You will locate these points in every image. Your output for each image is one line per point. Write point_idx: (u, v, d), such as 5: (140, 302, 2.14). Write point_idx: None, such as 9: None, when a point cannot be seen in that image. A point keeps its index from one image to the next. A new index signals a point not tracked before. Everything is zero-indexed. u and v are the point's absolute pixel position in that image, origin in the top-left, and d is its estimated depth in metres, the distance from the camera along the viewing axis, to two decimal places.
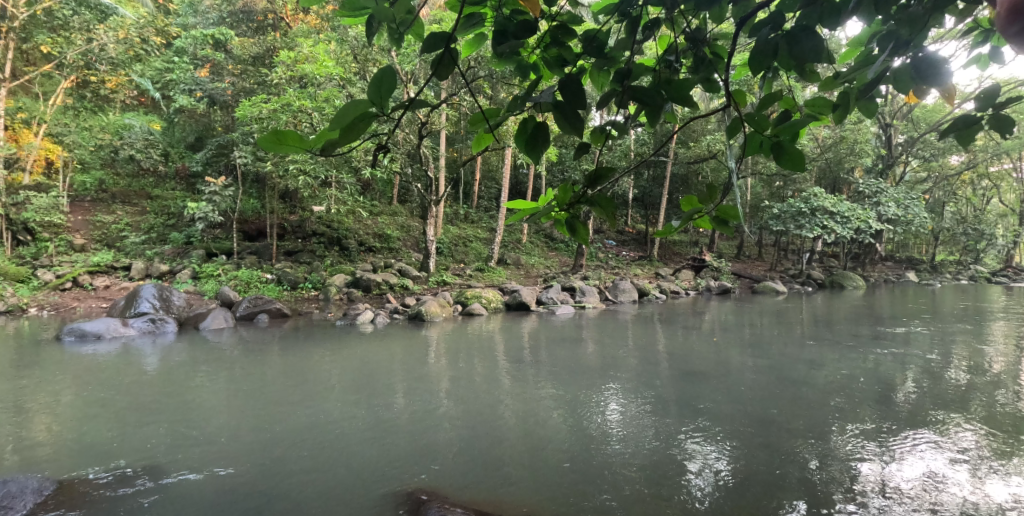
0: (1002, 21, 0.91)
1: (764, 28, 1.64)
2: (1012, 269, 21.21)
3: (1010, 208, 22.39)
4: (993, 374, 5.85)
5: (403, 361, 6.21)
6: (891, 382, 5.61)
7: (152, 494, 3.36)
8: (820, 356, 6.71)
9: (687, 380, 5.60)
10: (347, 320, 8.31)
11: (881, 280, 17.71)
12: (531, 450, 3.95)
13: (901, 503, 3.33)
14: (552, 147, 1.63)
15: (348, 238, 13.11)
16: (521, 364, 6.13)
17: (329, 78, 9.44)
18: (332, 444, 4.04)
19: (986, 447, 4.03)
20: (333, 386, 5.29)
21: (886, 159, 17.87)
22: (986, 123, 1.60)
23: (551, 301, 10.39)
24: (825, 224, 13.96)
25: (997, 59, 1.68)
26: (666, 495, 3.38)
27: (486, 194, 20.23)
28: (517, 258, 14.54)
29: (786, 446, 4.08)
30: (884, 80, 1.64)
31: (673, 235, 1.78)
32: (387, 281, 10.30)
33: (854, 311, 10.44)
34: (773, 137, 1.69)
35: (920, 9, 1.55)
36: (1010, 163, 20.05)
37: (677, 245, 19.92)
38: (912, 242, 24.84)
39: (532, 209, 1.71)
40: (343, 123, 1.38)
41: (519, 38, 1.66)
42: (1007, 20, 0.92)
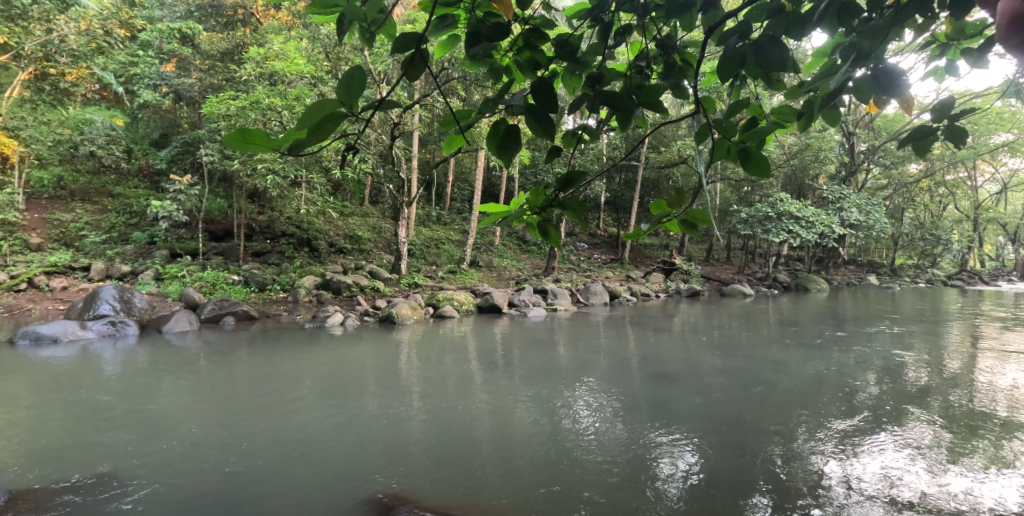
0: (1003, 31, 1.08)
1: (731, 37, 1.68)
2: (967, 273, 22.03)
3: (965, 214, 23.26)
4: (949, 374, 6.06)
5: (375, 365, 6.11)
6: (851, 381, 5.79)
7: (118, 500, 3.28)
8: (785, 357, 6.87)
9: (657, 381, 5.67)
10: (316, 323, 8.18)
11: (843, 283, 18.20)
12: (503, 452, 3.96)
13: (862, 498, 3.43)
14: (523, 150, 1.64)
15: (318, 239, 12.93)
16: (494, 366, 6.14)
17: (300, 76, 9.28)
18: (303, 450, 3.96)
19: (941, 442, 4.18)
20: (304, 391, 5.18)
21: (849, 166, 18.43)
22: (942, 134, 1.65)
23: (523, 303, 10.41)
24: (790, 228, 14.31)
25: (953, 73, 1.75)
26: (637, 494, 3.42)
27: (459, 195, 20.17)
28: (489, 260, 14.54)
29: (753, 444, 4.15)
30: (847, 89, 1.69)
31: (642, 237, 1.81)
32: (358, 283, 10.19)
33: (818, 314, 10.71)
34: (740, 143, 1.73)
35: (880, 22, 1.61)
36: (965, 171, 20.83)
37: (648, 248, 20.18)
38: (873, 247, 25.61)
39: (504, 213, 1.72)
40: (311, 123, 1.38)
41: (492, 41, 1.66)
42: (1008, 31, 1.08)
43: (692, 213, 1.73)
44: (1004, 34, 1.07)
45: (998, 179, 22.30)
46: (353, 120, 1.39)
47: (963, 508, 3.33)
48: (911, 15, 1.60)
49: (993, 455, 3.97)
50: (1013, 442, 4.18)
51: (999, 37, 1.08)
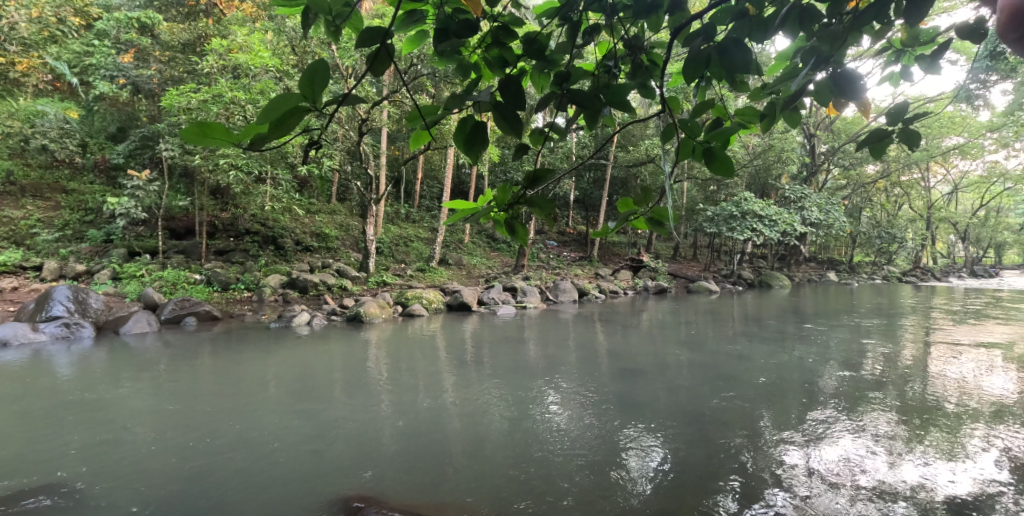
0: (1003, 29, 1.18)
1: (696, 39, 1.71)
2: (920, 269, 22.92)
3: (919, 213, 24.18)
4: (905, 366, 6.30)
5: (343, 364, 6.03)
6: (813, 374, 5.97)
7: (91, 499, 3.26)
8: (749, 351, 7.03)
9: (625, 377, 5.75)
10: (282, 322, 8.02)
11: (804, 280, 18.72)
12: (473, 450, 3.97)
13: (823, 485, 3.55)
14: (490, 147, 1.64)
15: (283, 237, 12.67)
16: (463, 364, 6.12)
17: (264, 70, 9.05)
18: (270, 451, 3.90)
19: (896, 432, 4.34)
20: (270, 392, 5.09)
21: (810, 167, 18.97)
22: (898, 137, 1.71)
23: (492, 301, 10.41)
24: (755, 226, 14.64)
25: (908, 78, 1.83)
26: (607, 489, 3.47)
27: (429, 193, 20.04)
28: (459, 258, 14.48)
29: (719, 438, 4.23)
30: (808, 92, 1.73)
31: (609, 236, 1.84)
32: (325, 282, 10.04)
33: (781, 309, 11.01)
34: (705, 143, 1.77)
35: (840, 28, 1.66)
36: (919, 172, 21.64)
37: (617, 246, 20.39)
38: (833, 245, 26.40)
39: (471, 209, 1.71)
40: (273, 118, 1.37)
41: (460, 37, 1.65)
42: (1008, 27, 1.18)
43: (657, 211, 1.76)
44: (1003, 32, 1.17)
45: (949, 180, 23.26)
46: (316, 115, 1.39)
47: (920, 494, 3.46)
48: (869, 23, 1.66)
49: (944, 442, 4.15)
50: (961, 430, 4.38)
51: (1000, 34, 1.18)
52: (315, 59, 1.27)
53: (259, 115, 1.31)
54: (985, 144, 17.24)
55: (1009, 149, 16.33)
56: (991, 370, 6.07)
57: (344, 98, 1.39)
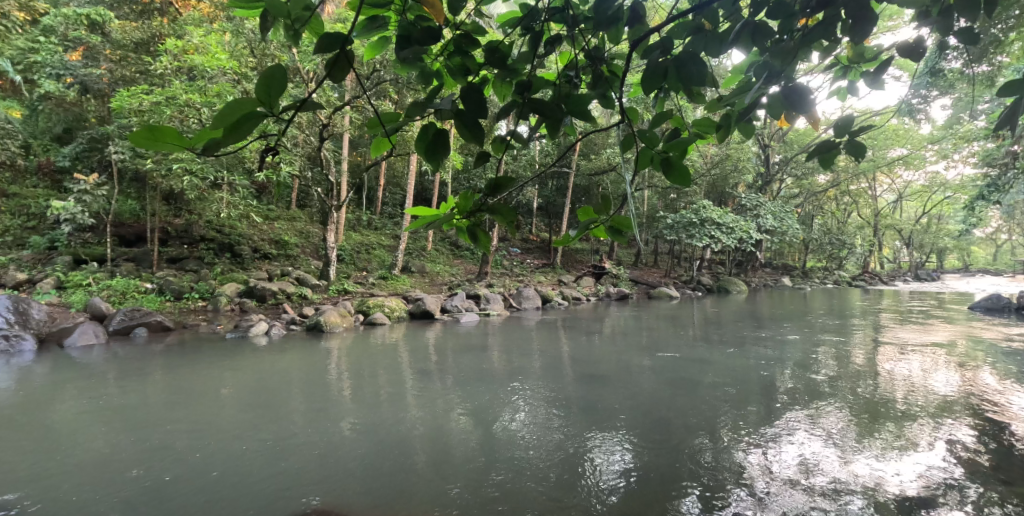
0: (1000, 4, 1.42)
1: (654, 52, 1.77)
2: (868, 274, 23.85)
3: (867, 220, 25.20)
4: (855, 366, 6.54)
5: (302, 373, 5.93)
6: (770, 376, 6.14)
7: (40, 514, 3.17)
8: (708, 355, 7.19)
9: (589, 383, 5.80)
10: (238, 333, 7.80)
11: (760, 285, 19.25)
12: (438, 457, 3.97)
13: (780, 484, 3.64)
14: (452, 154, 1.64)
15: (240, 245, 12.32)
16: (426, 373, 6.05)
17: (222, 72, 8.79)
18: (230, 462, 3.82)
19: (848, 429, 4.51)
20: (226, 403, 4.98)
21: (764, 176, 19.61)
22: (844, 148, 1.79)
23: (456, 309, 10.36)
24: (713, 233, 15.01)
25: (853, 92, 1.92)
26: (572, 494, 3.50)
27: (392, 200, 19.84)
28: (422, 265, 14.35)
29: (681, 441, 4.30)
30: (761, 105, 1.80)
31: (571, 244, 1.87)
32: (284, 291, 9.81)
33: (738, 313, 11.31)
34: (664, 152, 1.81)
35: (790, 44, 1.74)
36: (866, 182, 22.61)
37: (579, 252, 20.58)
38: (787, 251, 27.24)
39: (433, 217, 1.72)
40: (228, 123, 1.40)
41: (422, 44, 1.65)
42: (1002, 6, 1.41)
43: (617, 220, 1.80)
44: None
45: (894, 189, 24.37)
46: (273, 120, 1.42)
47: (872, 488, 3.60)
48: (818, 40, 1.74)
49: (893, 438, 4.33)
50: (908, 425, 4.58)
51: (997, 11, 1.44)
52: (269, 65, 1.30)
53: (213, 119, 1.34)
54: (926, 155, 18.16)
55: (948, 161, 17.25)
56: (935, 369, 6.35)
57: (301, 103, 1.41)
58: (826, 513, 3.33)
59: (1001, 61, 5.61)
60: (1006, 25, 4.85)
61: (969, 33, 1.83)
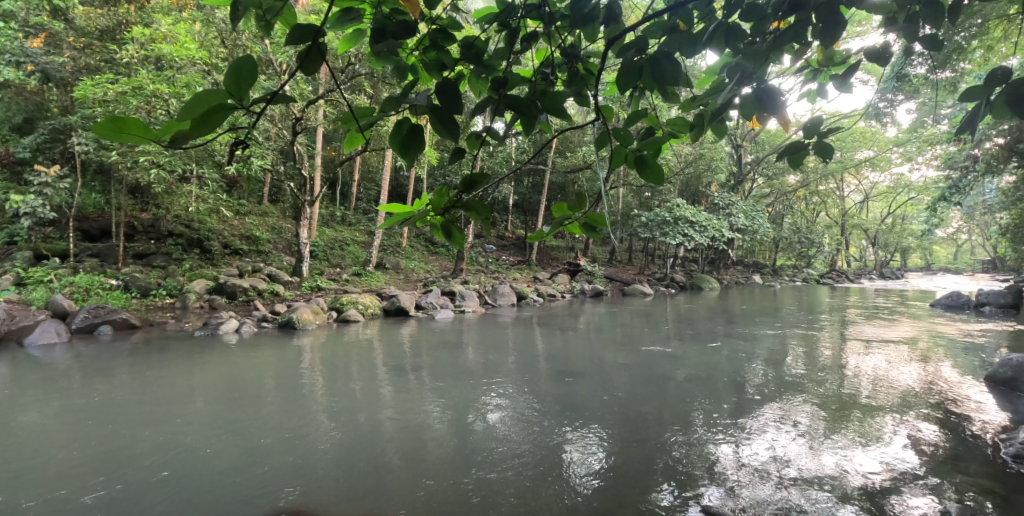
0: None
1: (629, 51, 1.78)
2: (835, 272, 24.49)
3: (835, 220, 25.86)
4: (821, 361, 6.72)
5: (273, 372, 5.82)
6: (740, 371, 6.26)
7: None
8: (681, 351, 7.29)
9: (564, 379, 5.85)
10: (207, 330, 7.64)
11: (731, 283, 19.59)
12: (412, 454, 3.96)
13: (752, 477, 3.72)
14: (426, 150, 1.63)
15: (210, 240, 12.05)
16: (401, 370, 6.02)
17: (191, 62, 8.55)
18: (200, 462, 3.78)
19: (816, 423, 4.61)
20: (193, 403, 4.86)
21: (736, 175, 19.94)
22: (813, 149, 1.82)
23: (431, 305, 10.31)
24: (687, 231, 15.21)
25: (823, 95, 1.97)
26: (547, 488, 3.54)
27: (366, 196, 19.63)
28: (397, 262, 14.23)
29: (655, 435, 4.36)
30: (733, 105, 1.82)
31: (545, 240, 1.87)
32: (255, 287, 9.63)
33: (710, 310, 11.50)
34: (638, 150, 1.83)
35: (761, 46, 1.77)
36: (834, 182, 23.18)
37: (555, 249, 20.66)
38: (757, 249, 27.78)
39: (406, 213, 1.70)
40: (195, 115, 1.38)
41: (398, 38, 1.64)
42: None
43: (592, 217, 1.82)
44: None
45: (861, 190, 25.05)
46: (243, 113, 1.41)
47: (839, 480, 3.69)
48: (789, 43, 1.78)
49: (859, 432, 4.44)
50: (873, 419, 4.70)
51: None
52: (239, 55, 1.29)
53: (180, 111, 1.32)
54: (891, 157, 18.70)
55: (913, 163, 17.79)
56: (898, 364, 6.56)
57: (272, 96, 1.40)
58: (793, 504, 3.41)
59: (964, 67, 5.79)
60: (969, 32, 5.02)
61: (933, 39, 1.87)
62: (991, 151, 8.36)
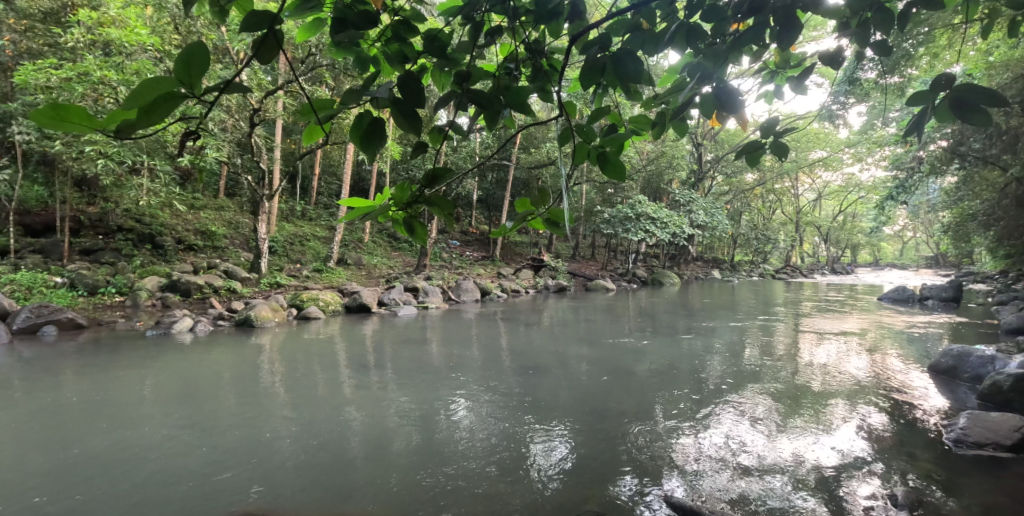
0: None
1: (593, 48, 1.79)
2: (790, 268, 25.30)
3: (791, 217, 26.72)
4: (776, 352, 6.94)
5: (232, 372, 5.66)
6: (699, 363, 6.40)
7: None
8: (642, 344, 7.42)
9: (528, 374, 5.88)
10: (159, 329, 7.38)
11: (691, 278, 19.99)
12: (376, 451, 3.94)
13: (712, 466, 3.82)
14: (387, 144, 1.62)
15: (162, 235, 11.62)
16: (364, 367, 5.94)
17: (142, 48, 8.20)
18: (158, 464, 3.69)
19: (772, 412, 4.75)
20: (149, 405, 4.69)
21: (697, 173, 20.37)
22: (770, 147, 1.89)
23: (394, 302, 10.20)
24: (649, 228, 15.47)
25: (779, 96, 2.05)
26: (513, 482, 3.57)
27: (327, 191, 19.27)
28: (359, 258, 14.01)
29: (618, 427, 4.44)
30: (693, 104, 1.87)
31: (508, 236, 1.88)
32: (211, 284, 9.35)
33: (671, 305, 11.73)
34: (600, 147, 1.85)
35: (722, 47, 1.82)
36: (789, 181, 23.92)
37: (519, 246, 20.71)
38: (717, 246, 28.44)
39: (367, 208, 1.68)
40: (143, 103, 1.34)
41: (359, 28, 1.62)
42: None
43: (553, 212, 1.85)
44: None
45: (815, 188, 25.93)
46: (195, 103, 1.37)
47: (793, 467, 3.82)
48: (748, 44, 1.83)
49: (811, 420, 4.60)
50: (825, 408, 4.88)
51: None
52: (190, 42, 1.25)
53: (126, 98, 1.28)
54: (843, 158, 19.43)
55: (862, 164, 18.51)
56: (847, 354, 6.82)
57: (225, 85, 1.37)
58: (750, 491, 3.52)
59: (911, 73, 6.04)
60: (917, 39, 5.26)
61: (884, 45, 1.95)
62: (935, 153, 8.78)
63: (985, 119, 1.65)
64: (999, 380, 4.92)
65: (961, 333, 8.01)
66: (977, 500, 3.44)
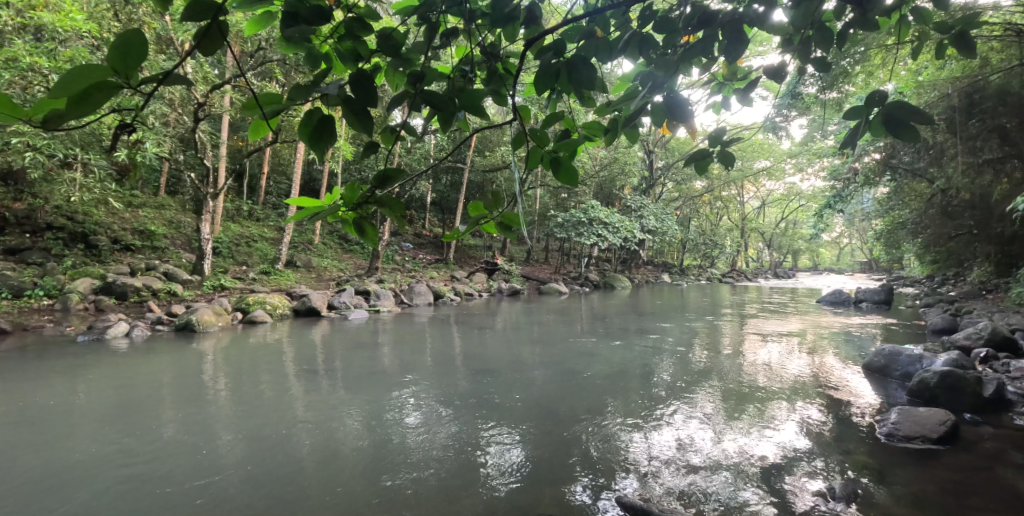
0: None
1: (547, 53, 1.81)
2: (735, 272, 26.21)
3: (737, 223, 27.69)
4: (720, 354, 7.16)
5: (171, 379, 5.42)
6: (648, 366, 6.54)
7: None
8: (593, 347, 7.53)
9: (481, 377, 5.87)
10: (92, 335, 7.00)
11: (641, 282, 20.41)
12: (327, 458, 3.86)
13: (664, 465, 3.91)
14: (338, 142, 1.59)
15: (96, 234, 11.01)
16: (313, 373, 5.80)
17: (77, 34, 7.75)
18: (89, 479, 3.49)
19: (718, 412, 4.90)
20: (79, 416, 4.43)
21: (648, 180, 20.83)
22: (717, 157, 1.95)
23: (344, 305, 10.01)
24: (602, 232, 15.74)
25: (726, 107, 2.13)
26: (468, 486, 3.56)
27: (276, 190, 18.69)
28: (308, 259, 13.67)
29: (571, 429, 4.49)
30: (645, 112, 1.90)
31: (461, 239, 1.87)
32: (149, 287, 8.93)
33: (622, 308, 11.95)
34: (553, 152, 1.87)
35: (673, 58, 1.86)
36: (735, 188, 24.79)
37: (473, 249, 20.67)
38: (666, 251, 29.15)
39: (316, 208, 1.65)
40: (73, 92, 1.29)
41: (310, 23, 1.58)
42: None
43: (506, 216, 1.85)
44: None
45: (759, 196, 26.96)
46: (130, 93, 1.32)
47: (740, 464, 3.95)
48: (697, 56, 1.88)
49: (755, 418, 4.77)
50: (768, 407, 5.05)
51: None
52: (124, 29, 1.21)
53: (54, 85, 1.23)
54: (785, 168, 20.32)
55: (803, 174, 19.36)
56: (788, 355, 7.10)
57: (164, 76, 1.33)
58: (699, 489, 3.62)
59: (848, 90, 6.34)
60: (853, 59, 5.55)
61: (823, 62, 2.04)
62: (869, 165, 9.27)
63: (914, 135, 1.74)
64: (926, 377, 5.21)
65: (890, 335, 8.49)
66: (907, 490, 3.63)
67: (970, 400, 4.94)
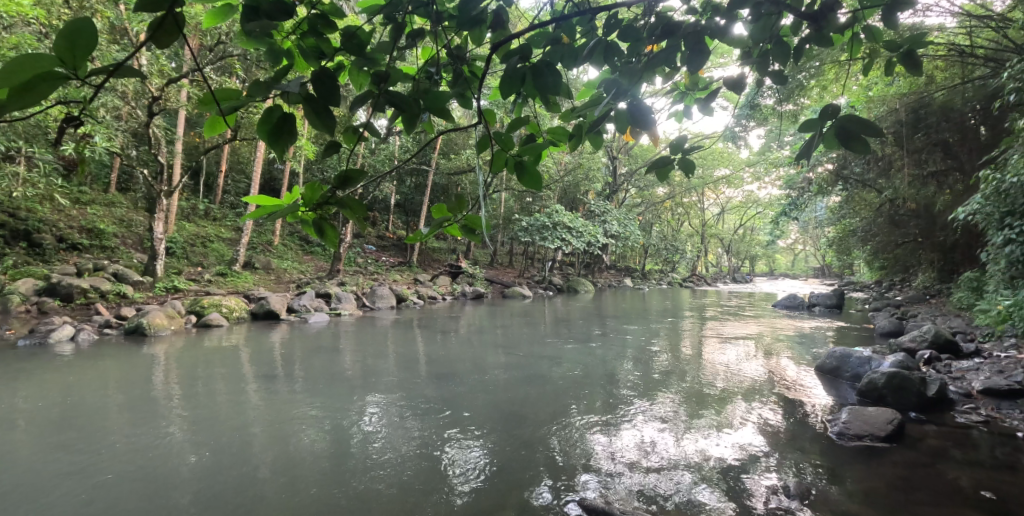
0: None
1: (513, 57, 1.80)
2: (694, 277, 26.78)
3: (697, 230, 28.32)
4: (680, 358, 7.30)
5: (120, 385, 5.20)
6: (610, 369, 6.62)
7: None
8: (556, 351, 7.58)
9: (443, 381, 5.84)
10: (33, 339, 6.67)
11: (604, 287, 20.64)
12: (285, 465, 3.77)
13: (625, 467, 3.96)
14: (299, 140, 1.55)
15: (40, 232, 10.48)
16: (271, 378, 5.66)
17: (23, 20, 7.36)
18: (28, 492, 3.32)
19: (678, 414, 4.99)
20: (18, 424, 4.21)
21: (612, 186, 21.11)
22: (678, 164, 1.98)
23: (304, 309, 9.82)
24: (566, 237, 15.87)
25: (687, 116, 2.17)
26: (429, 491, 3.53)
27: (233, 188, 18.14)
28: (267, 261, 13.34)
29: (533, 433, 4.50)
30: (608, 119, 1.92)
31: (422, 241, 1.85)
32: (97, 288, 8.56)
33: (584, 312, 12.07)
34: (517, 155, 1.87)
35: (636, 66, 1.89)
36: (696, 196, 25.34)
37: (437, 251, 20.54)
38: (628, 256, 29.59)
39: (275, 207, 1.61)
40: (15, 82, 1.23)
41: (272, 18, 1.54)
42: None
43: (470, 219, 1.84)
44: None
45: (719, 203, 27.64)
46: (78, 85, 1.27)
47: (699, 465, 4.03)
48: (660, 65, 1.90)
49: (713, 420, 4.87)
50: (726, 409, 5.16)
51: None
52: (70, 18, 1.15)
53: None
54: (743, 177, 20.89)
55: (760, 183, 19.95)
56: (745, 358, 7.29)
57: (115, 67, 1.27)
58: (658, 490, 3.67)
59: (804, 103, 6.55)
60: (810, 73, 5.75)
61: (781, 75, 2.09)
62: (823, 175, 9.61)
63: (864, 146, 1.81)
64: (875, 378, 5.43)
65: (840, 338, 8.80)
66: (858, 487, 3.77)
67: (915, 400, 5.15)
